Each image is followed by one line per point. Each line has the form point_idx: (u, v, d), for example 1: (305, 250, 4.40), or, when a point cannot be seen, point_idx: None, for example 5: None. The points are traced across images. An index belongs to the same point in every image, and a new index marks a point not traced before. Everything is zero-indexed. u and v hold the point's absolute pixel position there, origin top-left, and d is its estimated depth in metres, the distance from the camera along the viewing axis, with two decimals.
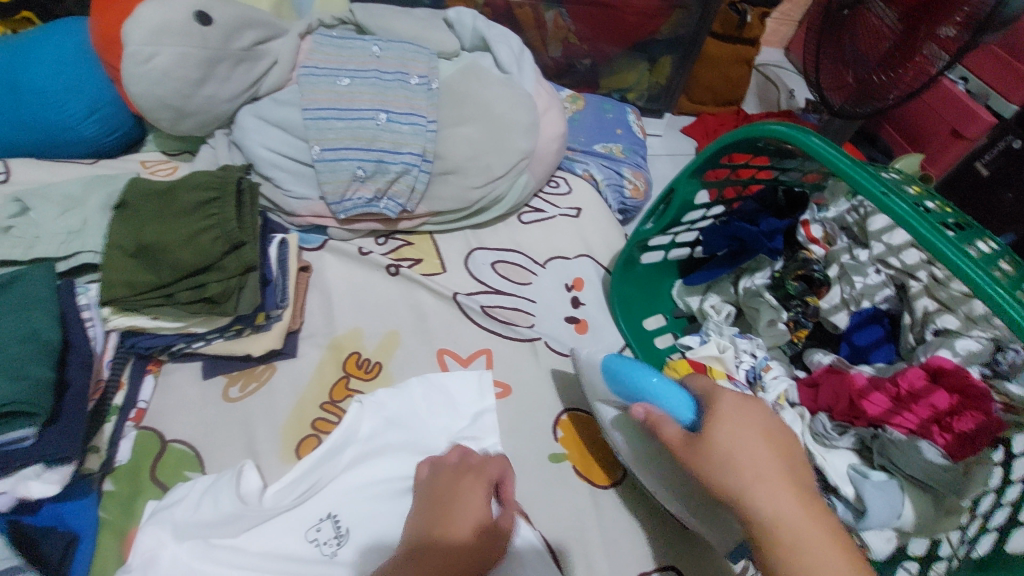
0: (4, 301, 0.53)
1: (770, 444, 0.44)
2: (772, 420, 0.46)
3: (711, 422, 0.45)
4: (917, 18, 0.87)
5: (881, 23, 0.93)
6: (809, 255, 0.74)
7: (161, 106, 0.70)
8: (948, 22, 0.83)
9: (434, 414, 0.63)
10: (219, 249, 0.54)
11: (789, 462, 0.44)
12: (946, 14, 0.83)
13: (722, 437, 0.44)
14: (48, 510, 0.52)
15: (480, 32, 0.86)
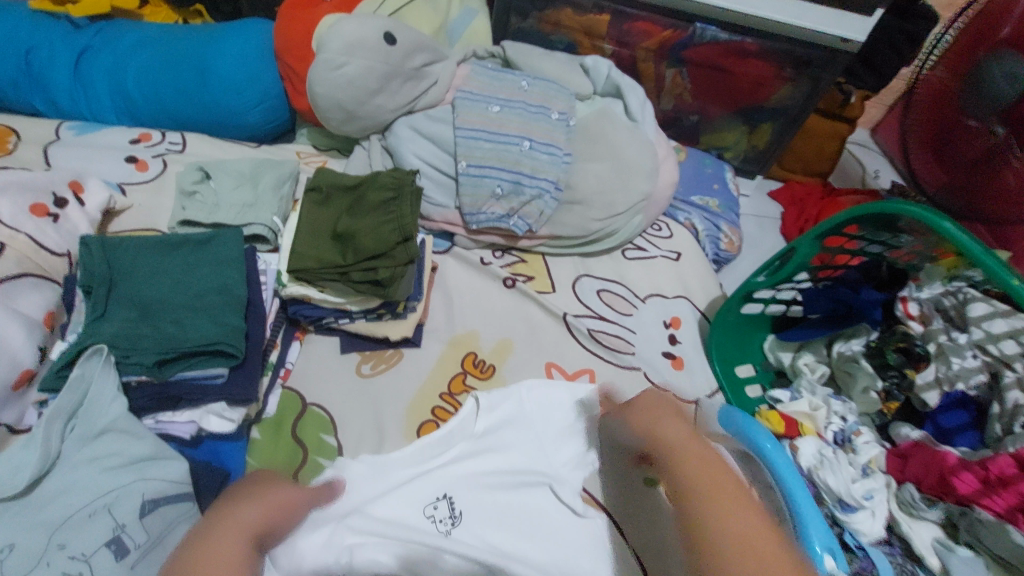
0: (206, 256, 0.61)
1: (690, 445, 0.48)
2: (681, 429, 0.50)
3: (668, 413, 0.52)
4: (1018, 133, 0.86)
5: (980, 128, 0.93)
6: (908, 330, 0.78)
7: (337, 108, 0.80)
8: None
9: (538, 419, 0.67)
10: (393, 239, 0.62)
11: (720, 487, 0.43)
12: None
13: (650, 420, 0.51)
14: (206, 446, 0.58)
15: (614, 80, 0.94)
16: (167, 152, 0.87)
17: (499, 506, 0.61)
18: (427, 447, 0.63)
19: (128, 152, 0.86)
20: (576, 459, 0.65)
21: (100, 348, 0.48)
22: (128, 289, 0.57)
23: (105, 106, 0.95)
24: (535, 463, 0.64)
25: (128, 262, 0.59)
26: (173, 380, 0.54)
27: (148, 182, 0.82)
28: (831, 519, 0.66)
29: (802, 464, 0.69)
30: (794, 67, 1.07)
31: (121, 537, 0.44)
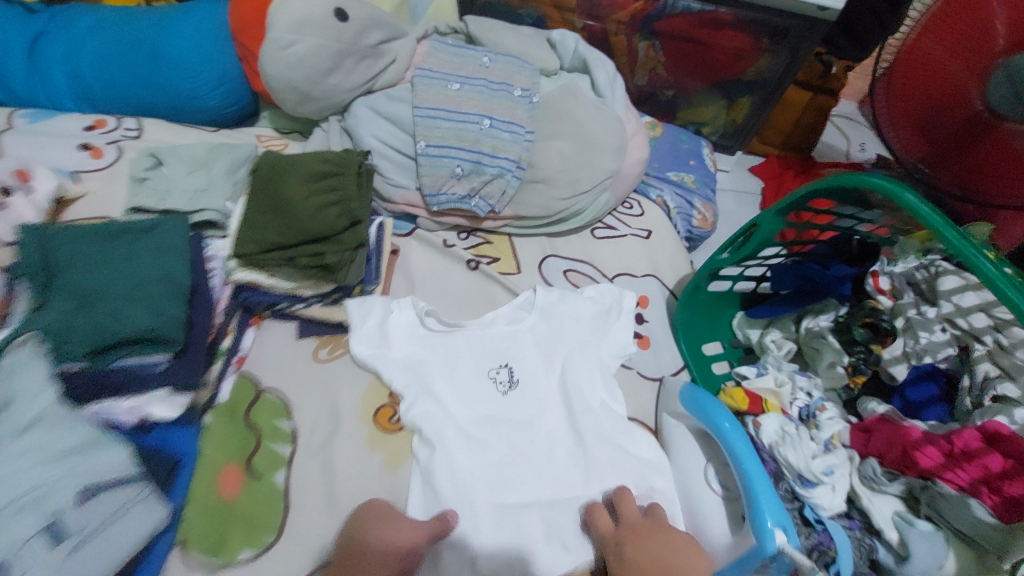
0: (146, 243, 0.59)
1: None
2: None
3: None
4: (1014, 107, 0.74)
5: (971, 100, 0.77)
6: (876, 306, 0.76)
7: (291, 88, 0.78)
8: None
9: (574, 324, 0.75)
10: (341, 224, 0.62)
11: None
12: None
13: None
14: (155, 434, 0.56)
15: (580, 55, 0.91)
16: (123, 138, 0.85)
17: (550, 410, 0.69)
18: (476, 346, 0.71)
19: (83, 139, 0.84)
20: (617, 348, 0.74)
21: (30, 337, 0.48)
22: (65, 278, 0.55)
23: (61, 92, 0.92)
24: (577, 363, 0.72)
25: (65, 250, 0.56)
26: (111, 369, 0.54)
27: (103, 169, 0.80)
28: (791, 494, 0.66)
29: (763, 440, 0.69)
30: (771, 38, 1.04)
31: (59, 520, 0.44)
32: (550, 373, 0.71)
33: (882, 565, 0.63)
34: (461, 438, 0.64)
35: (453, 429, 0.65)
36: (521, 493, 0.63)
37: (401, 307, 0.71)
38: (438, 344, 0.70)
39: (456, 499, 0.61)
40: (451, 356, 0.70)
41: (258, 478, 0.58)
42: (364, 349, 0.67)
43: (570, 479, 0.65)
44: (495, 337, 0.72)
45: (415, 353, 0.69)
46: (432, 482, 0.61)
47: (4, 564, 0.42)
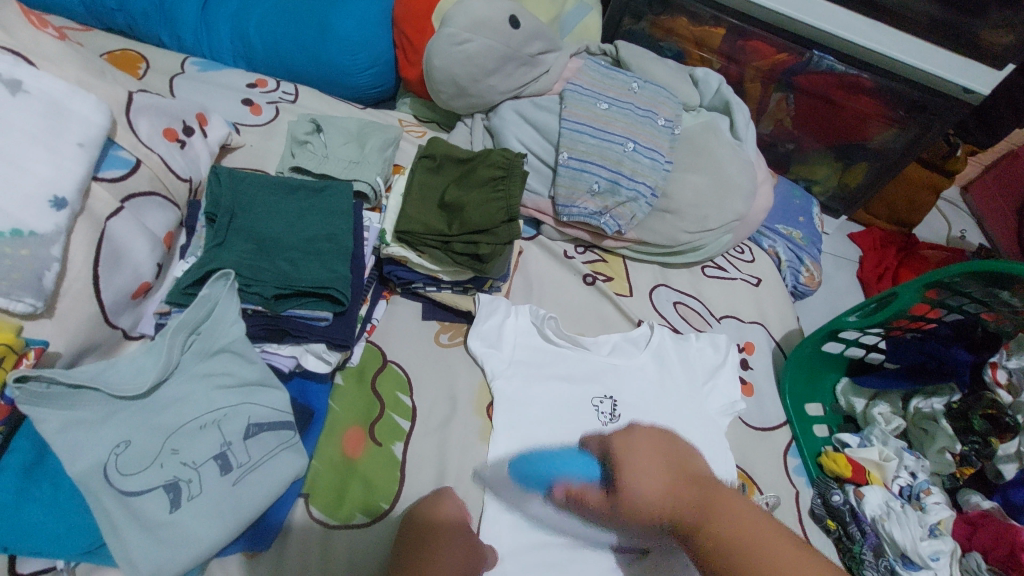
0: (317, 204, 0.63)
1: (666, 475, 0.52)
2: (672, 467, 0.54)
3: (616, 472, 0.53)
4: None
5: None
6: (996, 399, 0.70)
7: (451, 82, 0.82)
8: None
9: (684, 370, 0.75)
10: (500, 217, 0.63)
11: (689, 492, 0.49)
12: None
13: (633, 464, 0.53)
14: (295, 383, 0.60)
15: (722, 95, 0.92)
16: (281, 100, 0.90)
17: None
18: (584, 370, 0.72)
19: (245, 94, 0.89)
20: (724, 403, 0.73)
21: (227, 273, 0.49)
22: (244, 223, 0.59)
23: (225, 47, 0.98)
24: (682, 409, 0.71)
25: (250, 200, 0.61)
26: (283, 315, 0.56)
27: (261, 125, 0.85)
28: (889, 573, 0.65)
29: (866, 512, 0.67)
30: (906, 111, 1.03)
31: (226, 453, 0.46)
32: (652, 413, 0.70)
33: None
34: (552, 457, 0.64)
35: (546, 446, 0.65)
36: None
37: (521, 314, 0.73)
38: (550, 361, 0.71)
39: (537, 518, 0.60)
40: (560, 374, 0.71)
41: (379, 445, 0.60)
42: (479, 346, 0.69)
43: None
44: (601, 364, 0.73)
45: (526, 364, 0.70)
46: (520, 494, 0.61)
47: (177, 484, 0.44)
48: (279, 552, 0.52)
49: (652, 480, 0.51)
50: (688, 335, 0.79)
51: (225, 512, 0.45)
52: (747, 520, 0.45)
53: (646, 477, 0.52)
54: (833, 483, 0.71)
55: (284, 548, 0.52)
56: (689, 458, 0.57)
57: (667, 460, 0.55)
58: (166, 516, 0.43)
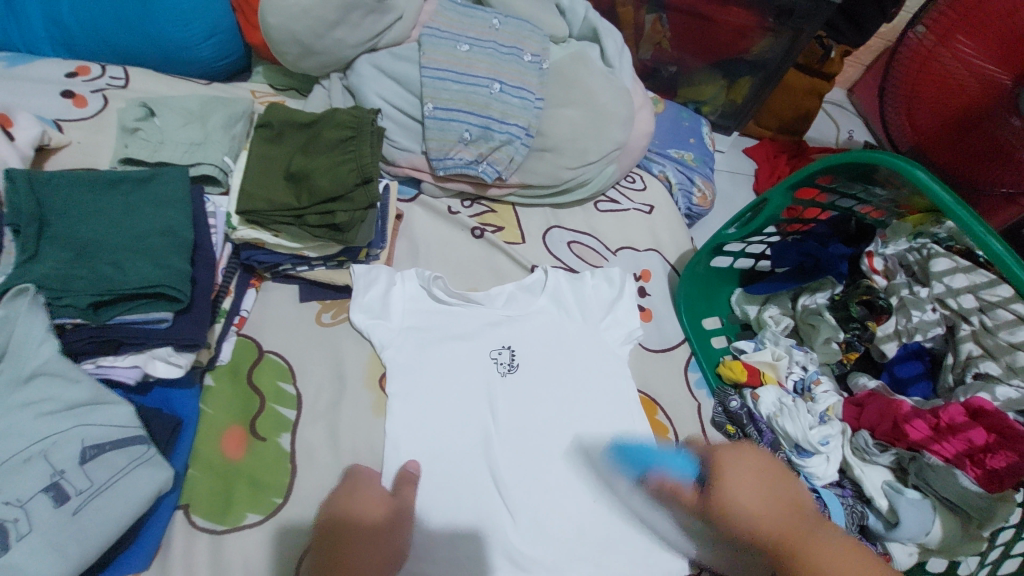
0: (142, 195, 0.56)
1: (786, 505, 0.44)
2: (785, 488, 0.45)
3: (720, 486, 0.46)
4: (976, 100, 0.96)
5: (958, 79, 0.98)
6: (872, 284, 0.76)
7: (293, 41, 0.74)
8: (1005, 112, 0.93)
9: (580, 308, 0.74)
10: (352, 181, 0.59)
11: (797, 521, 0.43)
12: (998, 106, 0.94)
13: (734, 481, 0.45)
14: (156, 394, 0.56)
15: (590, 22, 0.90)
16: (109, 87, 0.80)
17: (543, 392, 0.67)
18: (478, 326, 0.70)
19: (64, 86, 0.79)
20: (623, 334, 0.73)
21: (26, 287, 0.46)
22: (59, 229, 0.52)
23: (38, 36, 0.83)
24: (580, 347, 0.71)
25: (58, 201, 0.53)
26: (112, 324, 0.51)
27: (88, 118, 0.76)
28: (788, 464, 0.69)
29: (762, 412, 0.71)
30: (776, 17, 1.03)
31: (60, 483, 0.42)
32: (549, 356, 0.70)
33: (871, 531, 0.65)
34: (452, 417, 0.63)
35: (443, 410, 0.63)
36: (508, 474, 0.61)
37: (408, 279, 0.70)
38: (442, 323, 0.69)
39: (443, 480, 0.59)
40: (453, 334, 0.69)
41: (263, 441, 0.57)
42: (363, 318, 0.66)
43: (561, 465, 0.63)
44: (495, 318, 0.71)
45: (417, 329, 0.68)
46: (424, 461, 0.60)
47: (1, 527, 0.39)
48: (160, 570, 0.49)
49: (761, 493, 0.44)
50: (583, 273, 0.78)
51: (67, 547, 0.41)
52: (840, 555, 0.41)
53: (755, 503, 0.44)
54: (731, 390, 0.74)
55: (168, 564, 0.49)
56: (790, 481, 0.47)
57: (767, 475, 0.46)
58: None
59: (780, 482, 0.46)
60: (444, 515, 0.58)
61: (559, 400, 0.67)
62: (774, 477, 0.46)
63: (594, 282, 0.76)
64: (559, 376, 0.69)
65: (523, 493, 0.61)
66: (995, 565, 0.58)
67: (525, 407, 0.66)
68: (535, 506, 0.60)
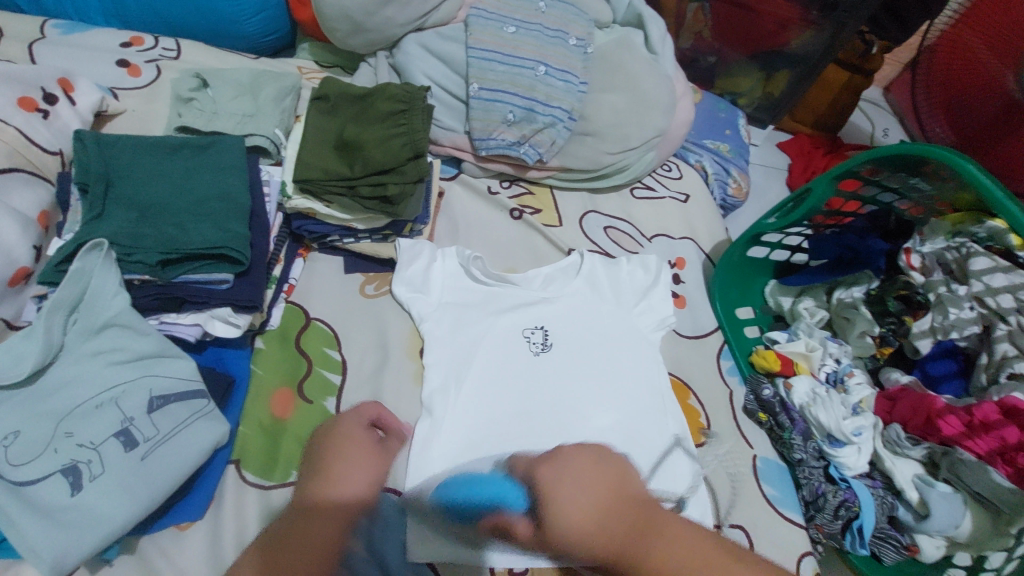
0: (204, 161, 0.57)
1: (613, 499, 0.38)
2: (611, 468, 0.40)
3: (548, 510, 0.36)
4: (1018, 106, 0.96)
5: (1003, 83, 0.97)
6: (910, 281, 0.76)
7: (344, 17, 0.75)
8: None
9: (615, 293, 0.75)
10: (404, 155, 0.61)
11: (639, 513, 0.38)
12: None
13: (553, 499, 0.36)
14: (210, 352, 0.58)
15: (635, 9, 0.90)
16: (161, 58, 0.82)
17: (578, 372, 0.68)
18: (515, 305, 0.71)
19: (119, 55, 0.81)
20: (656, 320, 0.74)
21: (100, 243, 0.48)
22: (125, 190, 0.54)
23: (93, 6, 0.85)
24: (613, 330, 0.73)
25: (123, 164, 0.55)
26: (175, 282, 0.53)
27: (142, 88, 0.78)
28: (819, 453, 0.69)
29: (795, 400, 0.72)
30: (819, 10, 1.03)
31: (129, 428, 0.45)
32: (584, 338, 0.71)
33: (901, 522, 0.66)
34: (488, 390, 0.65)
35: (480, 383, 0.65)
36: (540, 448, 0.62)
37: (448, 256, 0.71)
38: (480, 301, 0.70)
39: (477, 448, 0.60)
40: (491, 311, 0.70)
41: (310, 404, 0.59)
42: (405, 291, 0.67)
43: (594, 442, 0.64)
44: (532, 297, 0.72)
45: (458, 304, 0.69)
46: (463, 430, 0.61)
47: (76, 467, 0.43)
48: (214, 520, 0.51)
49: (585, 502, 0.36)
50: (619, 259, 0.79)
51: (134, 488, 0.44)
52: (685, 555, 0.37)
53: (578, 504, 0.36)
54: (763, 378, 0.75)
55: (221, 516, 0.51)
56: (625, 473, 0.40)
57: (600, 467, 0.39)
58: (68, 500, 0.42)
59: (615, 481, 0.39)
60: None
61: (591, 380, 0.68)
62: (604, 458, 0.40)
63: (629, 267, 0.77)
64: (593, 356, 0.70)
65: None
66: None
67: (560, 385, 0.67)
68: None
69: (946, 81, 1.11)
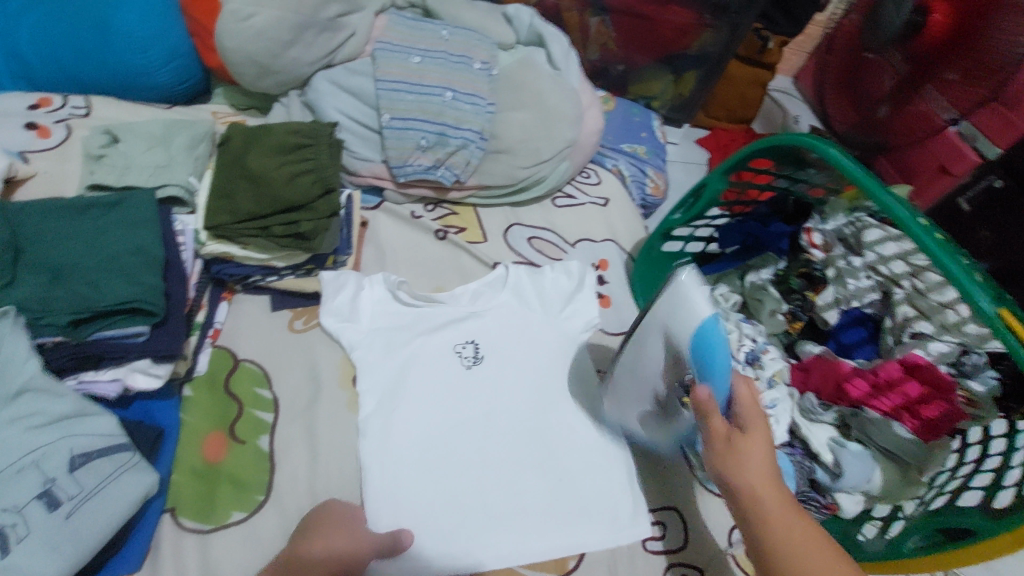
0: (114, 217, 0.58)
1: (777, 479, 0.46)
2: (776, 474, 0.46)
3: (743, 443, 0.46)
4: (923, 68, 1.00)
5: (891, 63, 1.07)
6: (810, 258, 0.83)
7: (249, 62, 0.77)
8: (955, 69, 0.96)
9: (541, 301, 0.78)
10: (315, 191, 0.64)
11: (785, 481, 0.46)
12: (950, 64, 0.97)
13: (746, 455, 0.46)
14: (136, 407, 0.59)
15: (536, 29, 0.94)
16: (71, 117, 0.82)
17: (510, 382, 0.71)
18: (445, 323, 0.74)
19: (26, 117, 0.80)
20: (582, 323, 0.77)
21: (5, 310, 0.50)
22: (35, 255, 0.54)
23: None
24: (542, 335, 0.76)
25: (32, 227, 0.56)
26: (91, 340, 0.54)
27: (52, 149, 0.78)
28: None
29: None
30: (712, 14, 1.10)
31: (52, 489, 0.46)
32: (513, 346, 0.74)
33: (821, 484, 0.70)
34: (425, 408, 0.67)
35: (416, 402, 0.67)
36: (478, 458, 0.65)
37: (375, 283, 0.73)
38: (408, 322, 0.72)
39: (421, 465, 0.63)
40: (420, 331, 0.72)
41: (242, 444, 0.60)
42: (333, 321, 0.69)
43: (533, 444, 0.68)
44: (461, 314, 0.75)
45: (387, 328, 0.71)
46: (402, 448, 0.63)
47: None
48: (153, 570, 0.52)
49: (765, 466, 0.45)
50: (543, 268, 0.81)
51: (63, 546, 0.45)
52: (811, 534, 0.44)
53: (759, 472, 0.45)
54: None
55: (159, 564, 0.52)
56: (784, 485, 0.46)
57: (771, 473, 0.45)
58: None
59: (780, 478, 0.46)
60: (432, 498, 0.62)
61: (522, 389, 0.71)
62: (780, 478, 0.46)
63: (553, 275, 0.79)
64: (524, 363, 0.73)
65: (500, 474, 0.65)
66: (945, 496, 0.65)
67: (495, 394, 0.70)
68: (518, 485, 0.65)
69: (840, 69, 1.22)
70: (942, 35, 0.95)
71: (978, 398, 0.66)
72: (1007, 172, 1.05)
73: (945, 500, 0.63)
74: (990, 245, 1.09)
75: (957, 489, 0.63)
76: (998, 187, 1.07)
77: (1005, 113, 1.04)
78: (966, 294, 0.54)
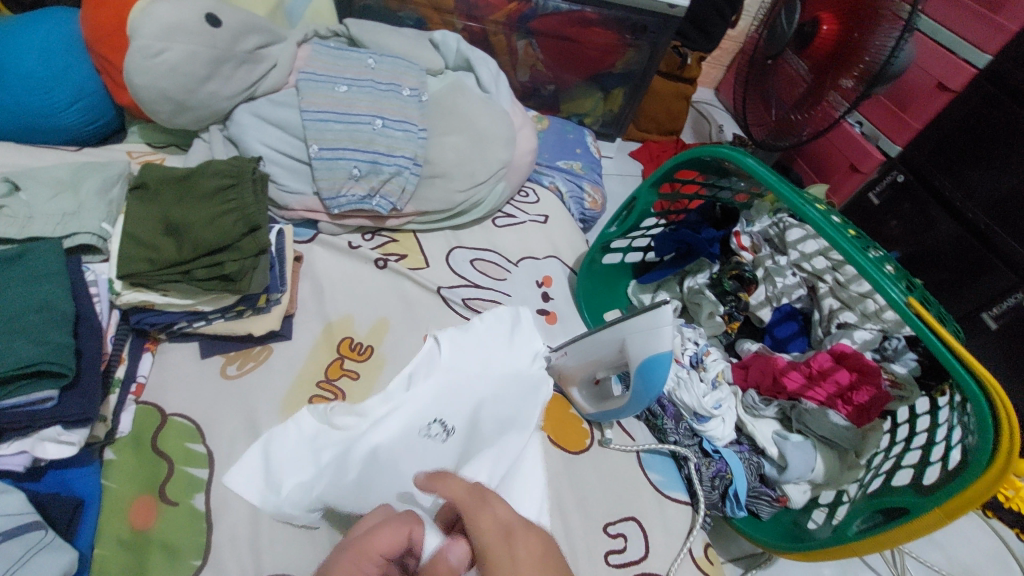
0: (14, 273, 0.53)
1: None
2: None
3: None
4: (824, 71, 1.05)
5: (797, 72, 1.12)
6: (740, 260, 0.87)
7: (162, 99, 0.73)
8: (847, 74, 1.00)
9: (485, 349, 0.66)
10: (239, 230, 0.61)
11: None
12: (845, 68, 1.00)
13: None
14: (51, 477, 0.54)
15: (463, 54, 0.96)
16: None
17: (505, 441, 0.59)
18: (404, 418, 0.56)
19: None
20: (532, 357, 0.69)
21: None
22: None
23: None
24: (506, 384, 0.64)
25: None
26: None
27: None
28: (691, 432, 0.76)
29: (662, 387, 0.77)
30: (632, 34, 1.14)
31: None
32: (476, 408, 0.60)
33: (769, 478, 0.73)
34: None
35: None
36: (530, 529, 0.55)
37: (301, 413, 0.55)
38: (358, 431, 0.55)
39: None
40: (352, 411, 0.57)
41: (175, 505, 0.56)
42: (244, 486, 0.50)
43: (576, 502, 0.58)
44: (402, 399, 0.57)
45: (328, 444, 0.53)
46: None
47: None
48: None
49: None
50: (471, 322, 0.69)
51: None
52: None
53: None
54: None
55: None
56: None
57: None
58: None
59: None
60: None
61: (519, 447, 0.60)
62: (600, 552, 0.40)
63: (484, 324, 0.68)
64: (497, 419, 0.61)
65: None
66: (884, 476, 0.66)
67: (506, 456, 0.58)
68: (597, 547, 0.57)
69: (752, 79, 1.27)
70: (830, 43, 1.03)
71: (901, 379, 0.71)
72: (907, 167, 1.15)
73: (881, 481, 0.65)
74: (898, 235, 1.19)
75: (891, 469, 0.66)
76: (901, 181, 1.17)
77: (899, 115, 1.14)
78: (878, 284, 0.58)
